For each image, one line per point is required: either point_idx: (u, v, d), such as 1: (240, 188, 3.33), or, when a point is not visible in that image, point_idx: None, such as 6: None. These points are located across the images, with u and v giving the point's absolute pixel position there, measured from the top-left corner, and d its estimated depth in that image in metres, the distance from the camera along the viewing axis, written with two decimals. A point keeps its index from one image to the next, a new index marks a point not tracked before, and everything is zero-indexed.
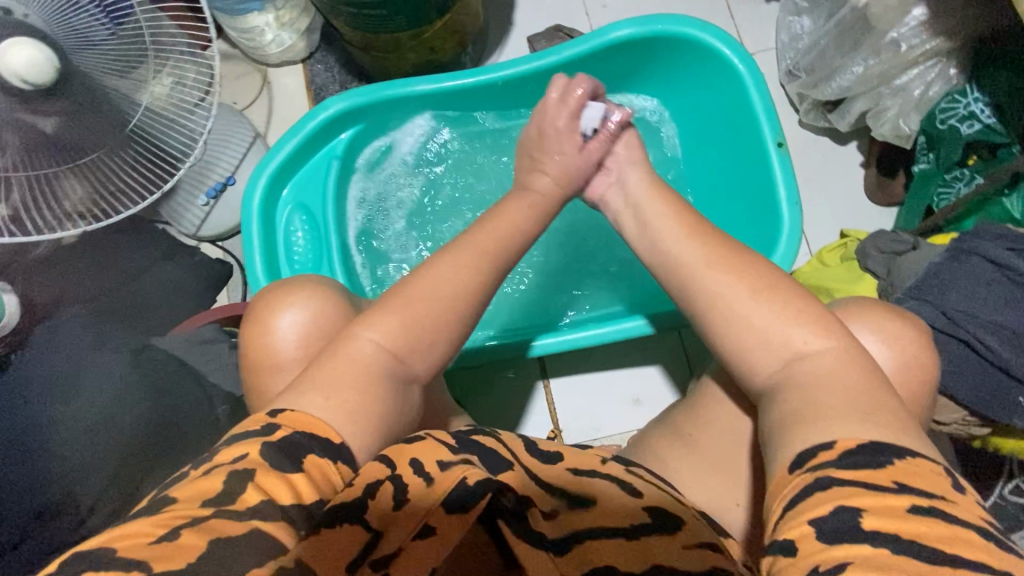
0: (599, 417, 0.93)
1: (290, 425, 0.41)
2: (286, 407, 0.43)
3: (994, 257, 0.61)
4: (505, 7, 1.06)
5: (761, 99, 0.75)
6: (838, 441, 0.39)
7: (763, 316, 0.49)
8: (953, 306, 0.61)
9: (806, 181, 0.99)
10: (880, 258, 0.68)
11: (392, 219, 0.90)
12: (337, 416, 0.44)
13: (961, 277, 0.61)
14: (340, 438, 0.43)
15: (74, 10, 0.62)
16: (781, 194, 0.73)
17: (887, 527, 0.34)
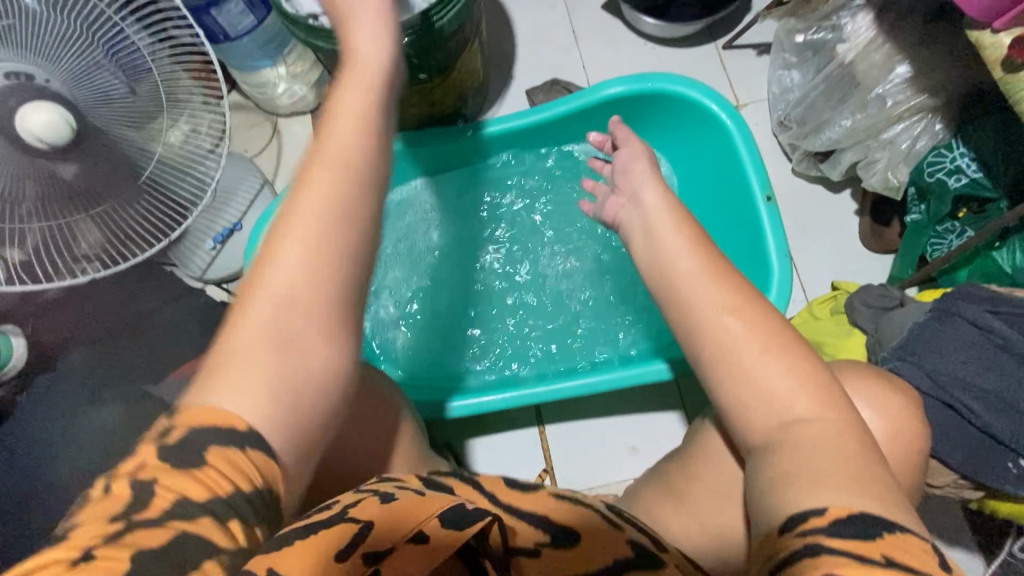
0: (595, 466, 0.92)
1: (186, 422, 0.35)
2: (181, 405, 0.36)
3: (977, 321, 0.61)
4: (506, 64, 1.11)
5: (749, 154, 0.77)
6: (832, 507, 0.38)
7: (767, 376, 0.46)
8: (937, 369, 0.60)
9: (800, 228, 1.00)
10: (868, 313, 0.69)
11: (392, 267, 0.91)
12: (254, 396, 0.36)
13: (946, 340, 0.61)
14: (245, 424, 0.36)
15: (96, 71, 0.66)
16: (770, 245, 0.74)
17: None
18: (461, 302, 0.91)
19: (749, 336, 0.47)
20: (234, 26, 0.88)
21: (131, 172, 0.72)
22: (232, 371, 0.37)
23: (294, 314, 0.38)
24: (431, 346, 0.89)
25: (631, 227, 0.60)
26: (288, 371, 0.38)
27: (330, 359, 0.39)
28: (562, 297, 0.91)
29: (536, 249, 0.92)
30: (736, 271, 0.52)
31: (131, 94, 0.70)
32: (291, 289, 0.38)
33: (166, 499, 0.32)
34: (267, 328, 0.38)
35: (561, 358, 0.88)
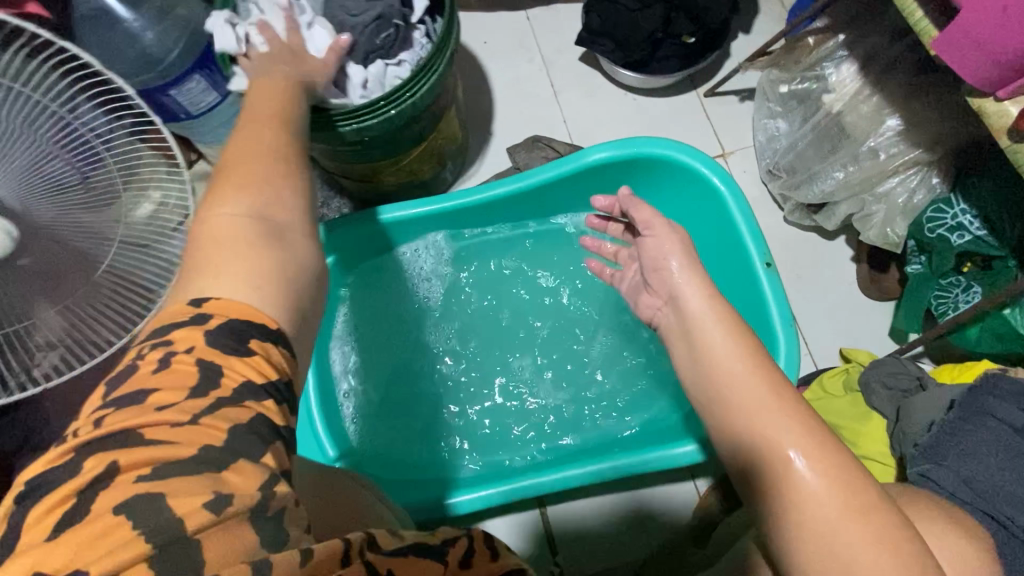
0: (601, 547, 0.85)
1: (223, 311, 0.38)
2: (207, 296, 0.39)
3: (1013, 422, 0.57)
4: (486, 120, 1.08)
5: (745, 220, 0.74)
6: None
7: (803, 511, 0.41)
8: (978, 476, 0.54)
9: (797, 278, 0.97)
10: (886, 395, 0.69)
11: (377, 346, 0.87)
12: (265, 285, 0.41)
13: (982, 444, 0.56)
14: (276, 325, 0.40)
15: (46, 162, 0.56)
16: (773, 315, 0.70)
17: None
18: (453, 381, 0.87)
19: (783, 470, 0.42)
20: (196, 104, 0.82)
21: (88, 263, 0.58)
22: (233, 261, 0.41)
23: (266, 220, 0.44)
24: (421, 428, 0.84)
25: (669, 326, 0.56)
26: (281, 264, 0.43)
27: (290, 276, 0.42)
28: (558, 372, 0.87)
29: (527, 315, 0.89)
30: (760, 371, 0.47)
31: (86, 183, 0.59)
32: (261, 209, 0.44)
33: (230, 386, 0.36)
34: (252, 228, 0.43)
35: (561, 437, 0.83)
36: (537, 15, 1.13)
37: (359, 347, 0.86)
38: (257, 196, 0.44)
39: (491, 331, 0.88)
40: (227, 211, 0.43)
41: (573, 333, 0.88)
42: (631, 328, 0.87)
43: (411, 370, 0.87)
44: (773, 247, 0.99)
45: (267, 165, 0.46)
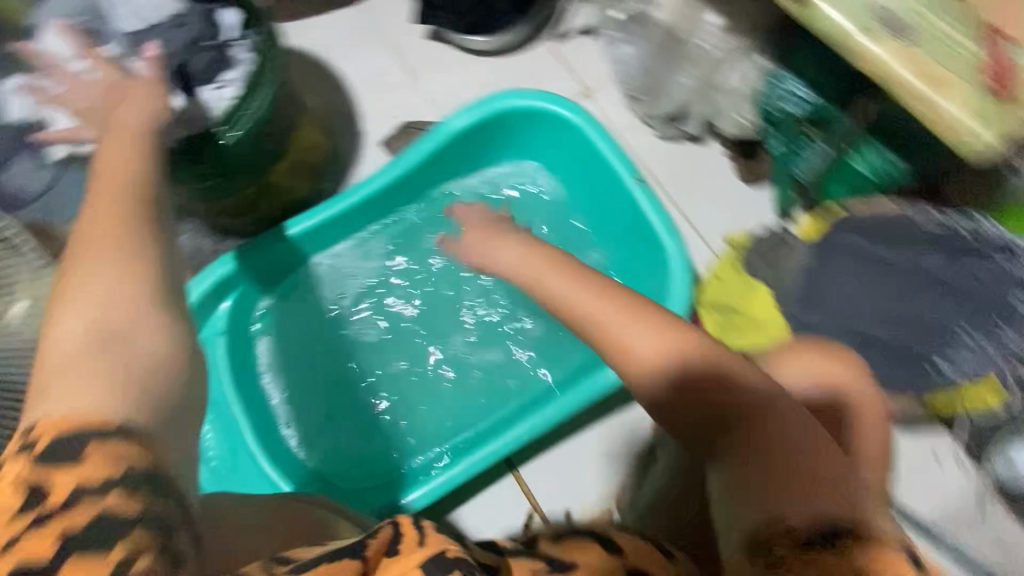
0: (580, 487, 0.89)
1: (50, 431, 0.33)
2: (33, 421, 0.33)
3: (857, 253, 0.74)
4: (350, 121, 1.06)
5: (606, 143, 0.78)
6: (775, 525, 0.38)
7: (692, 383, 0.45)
8: (838, 306, 0.73)
9: (685, 185, 1.01)
10: (762, 265, 0.78)
11: (306, 369, 0.85)
12: (116, 387, 0.35)
13: (837, 277, 0.74)
14: (117, 420, 0.34)
15: None
16: (655, 222, 0.75)
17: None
18: (391, 380, 0.86)
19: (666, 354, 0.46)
20: (30, 187, 0.76)
21: None
22: (71, 377, 0.35)
23: (112, 325, 0.37)
24: (371, 433, 0.84)
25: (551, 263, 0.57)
26: (126, 372, 0.36)
27: (154, 324, 0.39)
28: (487, 337, 0.88)
29: (442, 293, 0.89)
30: (666, 341, 0.46)
31: None
32: (101, 320, 0.37)
33: (62, 491, 0.31)
34: (76, 342, 0.36)
35: (507, 397, 0.85)
36: (371, 7, 1.12)
37: (287, 377, 0.84)
38: (98, 277, 0.39)
39: (411, 320, 0.88)
40: (67, 333, 0.36)
41: (491, 297, 0.89)
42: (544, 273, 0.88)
43: (343, 381, 0.86)
44: (654, 166, 1.02)
45: (101, 232, 0.42)
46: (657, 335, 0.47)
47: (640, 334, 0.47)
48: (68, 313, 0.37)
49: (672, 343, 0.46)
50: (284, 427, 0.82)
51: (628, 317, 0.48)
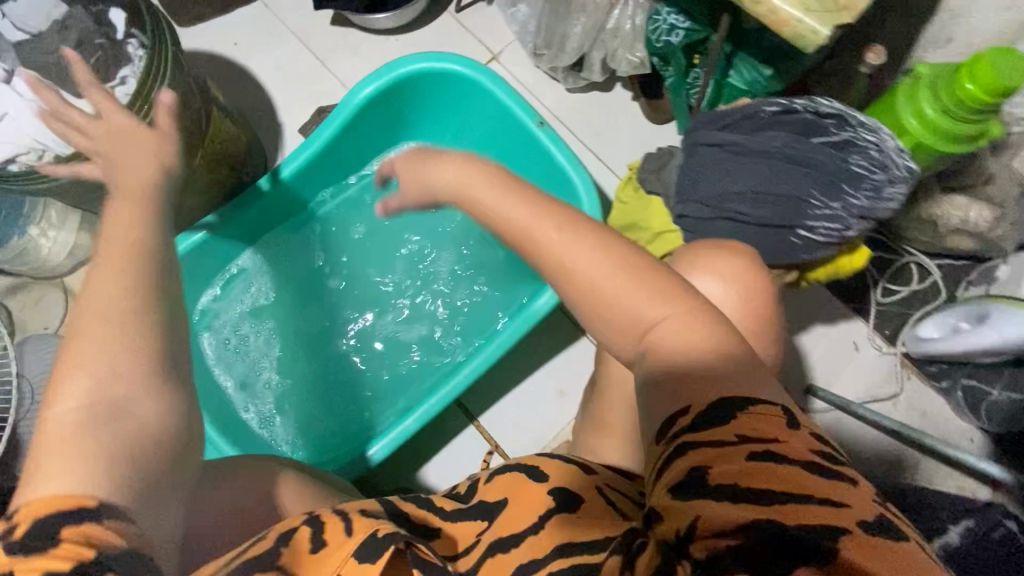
0: (538, 423, 0.93)
1: (30, 516, 0.35)
2: (19, 506, 0.36)
3: (714, 142, 0.68)
4: (270, 115, 1.09)
5: (506, 91, 0.82)
6: (690, 403, 0.40)
7: (605, 276, 0.46)
8: (708, 196, 0.68)
9: (598, 132, 1.07)
10: (653, 178, 0.77)
11: (255, 353, 0.87)
12: (99, 473, 0.38)
13: (701, 171, 0.69)
14: (95, 500, 0.36)
15: None
16: (560, 158, 0.79)
17: (737, 481, 0.36)
18: (340, 352, 0.89)
19: (575, 242, 0.47)
20: None
21: None
22: (62, 457, 0.38)
23: (108, 402, 0.40)
24: (331, 403, 0.87)
25: None
26: (124, 445, 0.40)
27: (119, 351, 0.42)
28: (427, 293, 0.91)
29: (378, 259, 0.92)
30: (662, 308, 0.44)
31: None
32: (102, 389, 0.41)
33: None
34: (70, 419, 0.39)
35: (456, 346, 0.89)
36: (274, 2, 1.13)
37: (239, 365, 0.86)
38: (91, 366, 0.41)
39: (353, 291, 0.91)
40: (67, 407, 0.40)
41: (426, 256, 0.92)
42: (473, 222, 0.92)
43: (295, 359, 0.88)
44: (566, 119, 1.08)
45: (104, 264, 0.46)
46: (654, 299, 0.45)
47: (640, 304, 0.45)
48: (74, 388, 0.40)
49: (672, 307, 0.44)
50: (241, 410, 0.84)
51: (616, 282, 0.45)
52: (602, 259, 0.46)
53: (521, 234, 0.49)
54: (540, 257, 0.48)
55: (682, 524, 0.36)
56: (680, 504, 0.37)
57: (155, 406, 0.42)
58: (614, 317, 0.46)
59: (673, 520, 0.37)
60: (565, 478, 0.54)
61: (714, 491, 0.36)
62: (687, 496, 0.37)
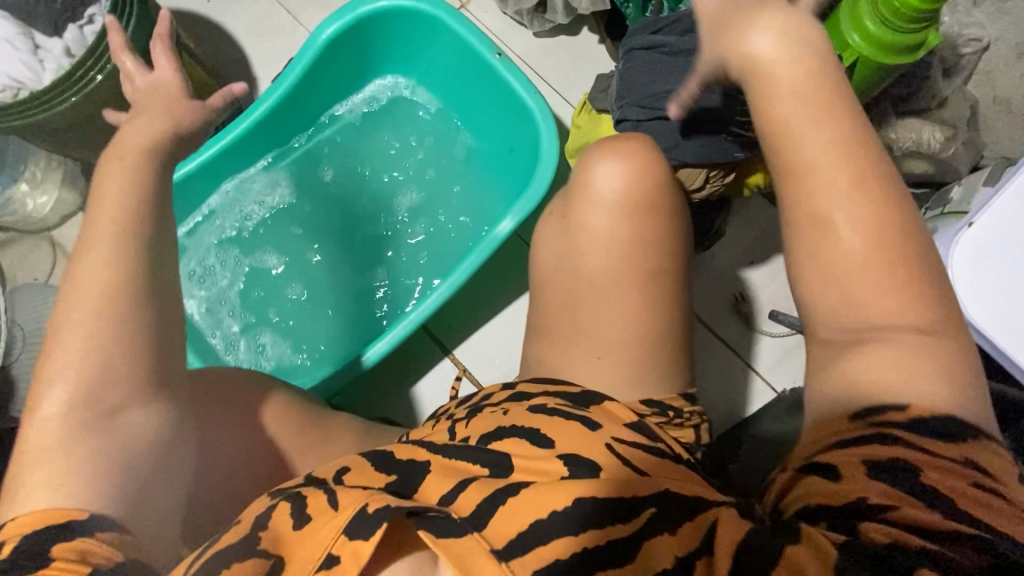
0: (511, 355, 0.96)
1: (19, 532, 0.39)
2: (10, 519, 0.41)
3: (646, 45, 0.73)
4: (244, 70, 1.11)
5: (464, 27, 0.85)
6: (911, 404, 0.41)
7: (846, 215, 0.45)
8: (642, 96, 0.72)
9: (566, 74, 1.08)
10: (604, 96, 0.81)
11: (231, 283, 0.91)
12: (91, 487, 0.43)
13: (636, 72, 0.73)
14: (84, 512, 0.41)
15: None
16: (518, 88, 0.83)
17: (943, 485, 0.38)
18: (315, 286, 0.92)
19: (839, 177, 0.45)
20: None
21: None
22: (47, 475, 0.42)
23: (98, 407, 0.45)
24: (309, 334, 0.90)
25: None
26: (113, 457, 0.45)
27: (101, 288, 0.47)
28: (397, 227, 0.94)
29: (349, 197, 0.95)
30: (912, 318, 0.44)
31: None
32: (84, 395, 0.45)
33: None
34: (55, 431, 0.44)
35: (427, 275, 0.92)
36: None
37: (217, 302, 0.90)
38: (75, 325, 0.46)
39: (325, 228, 0.94)
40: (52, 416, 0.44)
41: (395, 192, 0.95)
42: (439, 157, 0.96)
43: (272, 294, 0.91)
44: (535, 63, 1.08)
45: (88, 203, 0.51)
46: (899, 298, 0.45)
47: (883, 303, 0.45)
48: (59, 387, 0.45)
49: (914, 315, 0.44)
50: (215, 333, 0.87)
51: (864, 269, 0.45)
52: (864, 235, 0.45)
53: (791, 174, 0.47)
54: (806, 208, 0.47)
55: (861, 493, 0.39)
56: (869, 481, 0.39)
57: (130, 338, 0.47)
58: (855, 313, 0.46)
59: (839, 496, 0.40)
60: (563, 432, 0.50)
61: (920, 484, 0.38)
62: (880, 476, 0.39)
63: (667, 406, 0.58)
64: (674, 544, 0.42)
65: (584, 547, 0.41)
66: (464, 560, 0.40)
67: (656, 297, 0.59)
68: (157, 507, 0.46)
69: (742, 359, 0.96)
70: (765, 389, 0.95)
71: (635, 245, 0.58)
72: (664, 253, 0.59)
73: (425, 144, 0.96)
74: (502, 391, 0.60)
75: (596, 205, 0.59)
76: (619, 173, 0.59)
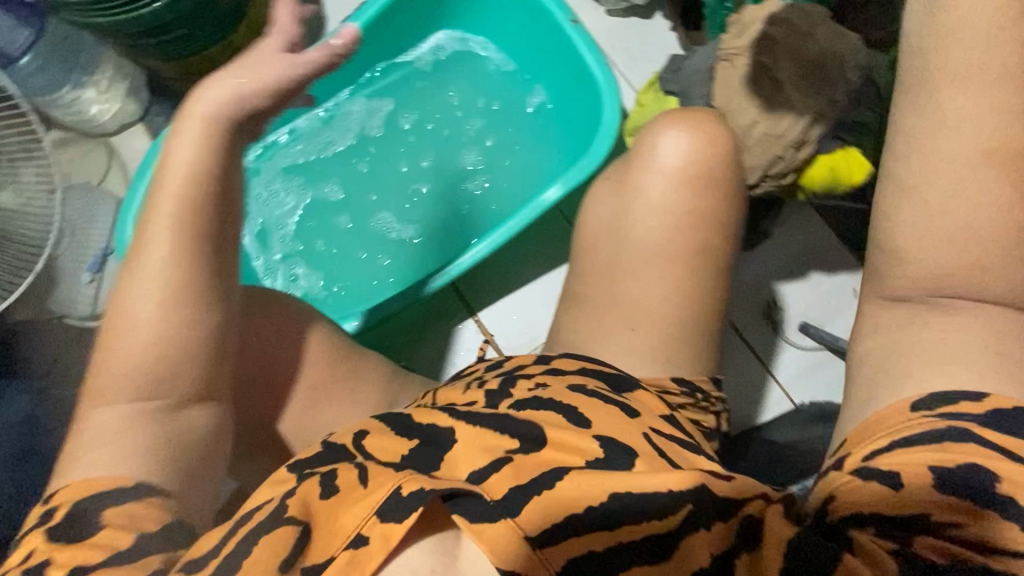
0: (536, 326, 0.96)
1: (70, 499, 0.39)
2: (60, 487, 0.40)
3: None
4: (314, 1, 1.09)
5: None
6: (990, 395, 0.45)
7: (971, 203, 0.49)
8: None
9: (631, 57, 1.06)
10: (673, 78, 0.80)
11: (280, 211, 0.93)
12: (143, 456, 0.41)
13: None
14: (133, 480, 0.40)
15: None
16: (588, 58, 0.83)
17: (1015, 497, 0.40)
18: (358, 228, 0.94)
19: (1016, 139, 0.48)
20: (12, 44, 0.89)
21: None
22: (100, 442, 0.41)
23: (154, 375, 0.43)
24: (347, 273, 0.92)
25: None
26: (166, 439, 0.43)
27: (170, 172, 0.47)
28: (447, 181, 0.95)
29: (404, 146, 0.96)
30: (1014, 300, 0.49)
31: None
32: (152, 345, 0.44)
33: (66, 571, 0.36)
34: (115, 416, 0.42)
35: (468, 233, 0.94)
36: None
37: (262, 228, 0.92)
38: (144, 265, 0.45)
39: (377, 171, 0.95)
40: (111, 414, 0.43)
41: (450, 146, 0.96)
42: (498, 119, 0.96)
43: (316, 230, 0.93)
44: (603, 41, 1.07)
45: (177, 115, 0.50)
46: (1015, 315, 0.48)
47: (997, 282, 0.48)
48: (119, 361, 0.43)
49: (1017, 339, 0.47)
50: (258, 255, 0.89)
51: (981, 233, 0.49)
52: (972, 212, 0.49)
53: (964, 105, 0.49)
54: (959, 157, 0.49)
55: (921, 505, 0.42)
56: (936, 495, 0.41)
57: (195, 270, 0.46)
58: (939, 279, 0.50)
59: (902, 502, 0.42)
60: (601, 416, 0.49)
61: (993, 500, 0.40)
62: (946, 491, 0.41)
63: (695, 388, 0.58)
64: (711, 543, 0.42)
65: (620, 543, 0.40)
66: (497, 543, 0.38)
67: (694, 275, 0.59)
68: (193, 447, 0.44)
69: (764, 367, 0.95)
70: (783, 400, 0.94)
71: (682, 218, 0.59)
72: (710, 227, 0.59)
73: (486, 104, 0.96)
74: (535, 364, 0.59)
75: (657, 172, 0.59)
76: (686, 144, 0.59)
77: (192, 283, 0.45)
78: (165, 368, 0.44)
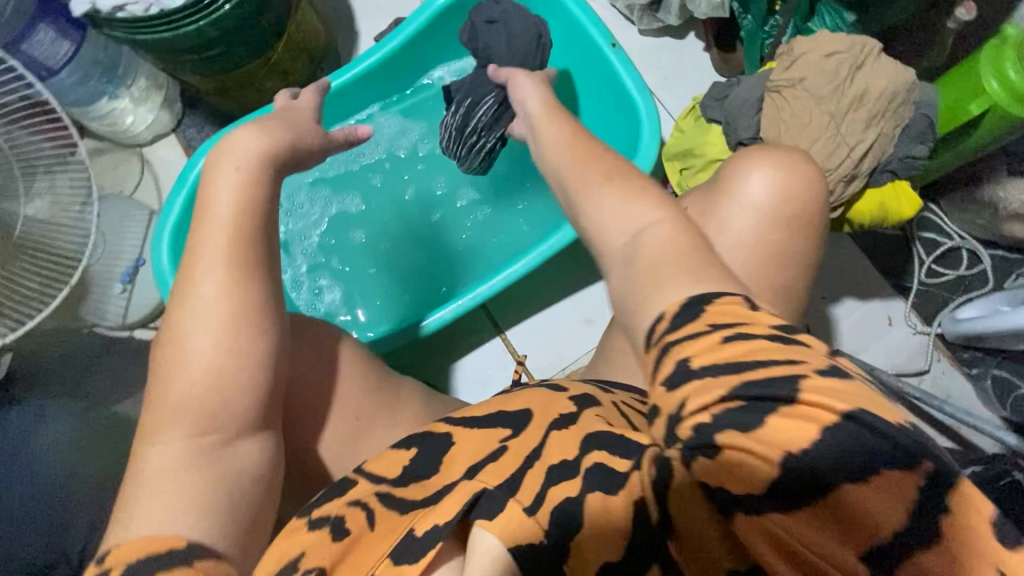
0: (564, 345, 0.95)
1: (122, 560, 0.36)
2: (109, 549, 0.38)
3: None
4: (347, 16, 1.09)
5: (584, 12, 0.86)
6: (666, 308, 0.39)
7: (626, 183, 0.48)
8: None
9: (664, 76, 1.05)
10: (718, 107, 0.79)
11: (309, 227, 0.93)
12: (197, 510, 0.40)
13: None
14: (185, 540, 0.38)
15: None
16: (627, 82, 0.83)
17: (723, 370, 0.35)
18: (386, 246, 0.94)
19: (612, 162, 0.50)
20: (53, 57, 0.89)
21: None
22: (156, 488, 0.40)
23: (209, 416, 0.43)
24: (374, 291, 0.92)
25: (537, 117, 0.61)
26: (221, 485, 0.42)
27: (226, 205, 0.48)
28: (476, 201, 0.96)
29: (434, 164, 0.97)
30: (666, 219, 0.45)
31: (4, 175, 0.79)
32: (208, 387, 0.43)
33: None
34: (172, 458, 0.42)
35: (495, 253, 0.94)
36: None
37: (290, 244, 0.92)
38: (200, 302, 0.45)
39: (406, 189, 0.96)
40: (169, 460, 0.41)
41: None
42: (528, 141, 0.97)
43: (345, 247, 0.93)
44: (636, 60, 1.06)
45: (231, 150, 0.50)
46: None
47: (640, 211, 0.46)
48: (179, 407, 0.43)
49: None
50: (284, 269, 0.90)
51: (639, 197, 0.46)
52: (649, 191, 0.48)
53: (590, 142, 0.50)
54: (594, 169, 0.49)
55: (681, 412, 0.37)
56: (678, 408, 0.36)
57: (250, 308, 0.46)
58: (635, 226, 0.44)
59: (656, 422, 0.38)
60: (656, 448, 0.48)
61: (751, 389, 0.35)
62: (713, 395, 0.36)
63: None
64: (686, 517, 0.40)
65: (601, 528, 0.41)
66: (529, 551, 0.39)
67: None
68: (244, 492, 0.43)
69: None
70: None
71: None
72: None
73: None
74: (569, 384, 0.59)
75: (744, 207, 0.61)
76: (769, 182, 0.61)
77: (250, 319, 0.45)
78: (219, 408, 0.43)
